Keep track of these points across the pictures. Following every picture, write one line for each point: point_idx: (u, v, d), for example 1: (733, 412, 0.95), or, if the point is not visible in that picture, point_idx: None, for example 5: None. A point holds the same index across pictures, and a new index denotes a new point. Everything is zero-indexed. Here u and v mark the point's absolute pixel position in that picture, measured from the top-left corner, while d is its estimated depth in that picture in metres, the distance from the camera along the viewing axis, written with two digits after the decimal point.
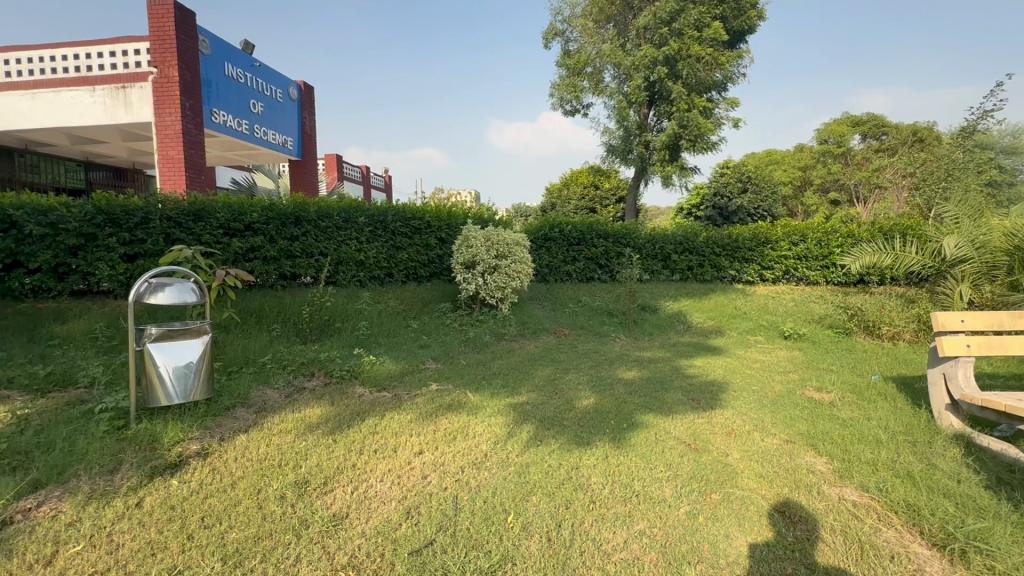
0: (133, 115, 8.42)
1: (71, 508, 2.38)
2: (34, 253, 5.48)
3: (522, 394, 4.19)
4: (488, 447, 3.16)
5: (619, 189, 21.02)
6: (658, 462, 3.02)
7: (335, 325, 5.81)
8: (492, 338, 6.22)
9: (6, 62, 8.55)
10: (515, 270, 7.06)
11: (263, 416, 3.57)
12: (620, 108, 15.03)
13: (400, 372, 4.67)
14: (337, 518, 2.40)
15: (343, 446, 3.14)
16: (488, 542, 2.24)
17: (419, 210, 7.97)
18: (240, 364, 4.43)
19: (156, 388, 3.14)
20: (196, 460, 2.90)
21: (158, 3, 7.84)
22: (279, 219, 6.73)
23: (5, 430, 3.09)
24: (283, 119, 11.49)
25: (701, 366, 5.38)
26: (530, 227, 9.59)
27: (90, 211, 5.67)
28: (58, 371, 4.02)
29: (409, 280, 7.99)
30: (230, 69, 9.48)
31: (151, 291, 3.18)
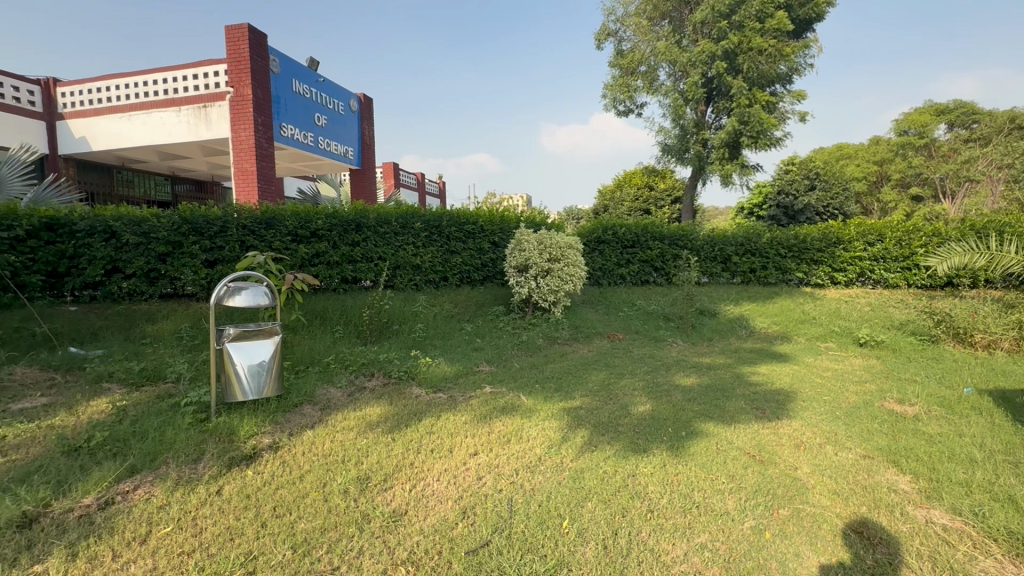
0: (212, 131, 9.14)
1: (162, 493, 2.61)
2: (130, 260, 6.11)
3: (576, 398, 4.16)
4: (542, 451, 3.16)
5: (674, 189, 20.41)
6: (719, 473, 2.89)
7: (393, 327, 6.03)
8: (545, 342, 6.20)
9: (111, 88, 9.59)
10: (568, 273, 7.02)
11: (327, 413, 3.75)
12: (676, 106, 14.61)
13: (455, 374, 4.76)
14: (396, 515, 2.48)
15: (401, 445, 3.25)
16: (544, 546, 2.24)
17: (472, 215, 8.11)
18: (306, 363, 4.68)
19: (233, 385, 3.38)
20: (268, 453, 3.10)
21: (234, 27, 8.50)
22: (341, 226, 7.06)
23: (106, 419, 3.44)
24: (344, 131, 12.05)
25: (765, 373, 5.11)
26: (583, 230, 9.51)
27: (177, 221, 6.22)
28: (149, 367, 4.43)
29: (463, 284, 8.14)
30: (297, 86, 10.08)
31: (230, 294, 3.44)
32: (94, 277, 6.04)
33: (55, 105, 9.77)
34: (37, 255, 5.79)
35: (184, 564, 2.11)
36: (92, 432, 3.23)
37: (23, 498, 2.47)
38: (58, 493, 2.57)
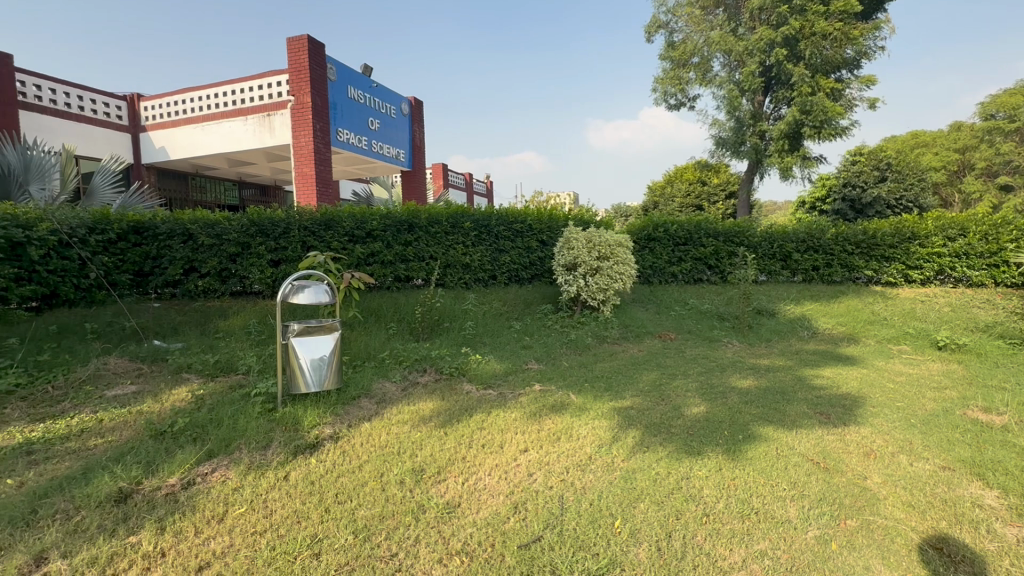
0: (276, 138, 9.69)
1: (236, 476, 2.82)
2: (205, 260, 6.60)
3: (627, 398, 4.10)
4: (592, 450, 3.15)
5: (728, 184, 19.64)
6: (779, 479, 2.78)
7: (444, 325, 6.17)
8: (594, 341, 6.15)
9: (188, 101, 10.38)
10: (617, 271, 6.93)
11: (383, 406, 3.90)
12: (731, 97, 14.03)
13: (504, 372, 4.81)
14: (450, 507, 2.55)
15: (453, 439, 3.33)
16: (596, 544, 2.23)
17: (521, 214, 8.15)
18: (363, 358, 4.88)
19: (297, 377, 3.59)
20: (329, 442, 3.27)
21: (295, 38, 8.98)
22: (395, 226, 7.29)
23: (186, 407, 3.75)
24: (397, 134, 12.42)
25: (830, 377, 4.83)
26: (633, 228, 9.33)
27: (246, 223, 6.66)
28: (223, 360, 4.77)
29: (511, 282, 8.20)
30: (352, 92, 10.50)
31: (294, 292, 3.64)
32: (174, 276, 6.55)
33: (139, 118, 10.72)
34: (126, 256, 6.35)
35: (257, 543, 2.27)
36: (175, 418, 3.52)
37: (119, 476, 2.74)
38: (147, 473, 2.83)
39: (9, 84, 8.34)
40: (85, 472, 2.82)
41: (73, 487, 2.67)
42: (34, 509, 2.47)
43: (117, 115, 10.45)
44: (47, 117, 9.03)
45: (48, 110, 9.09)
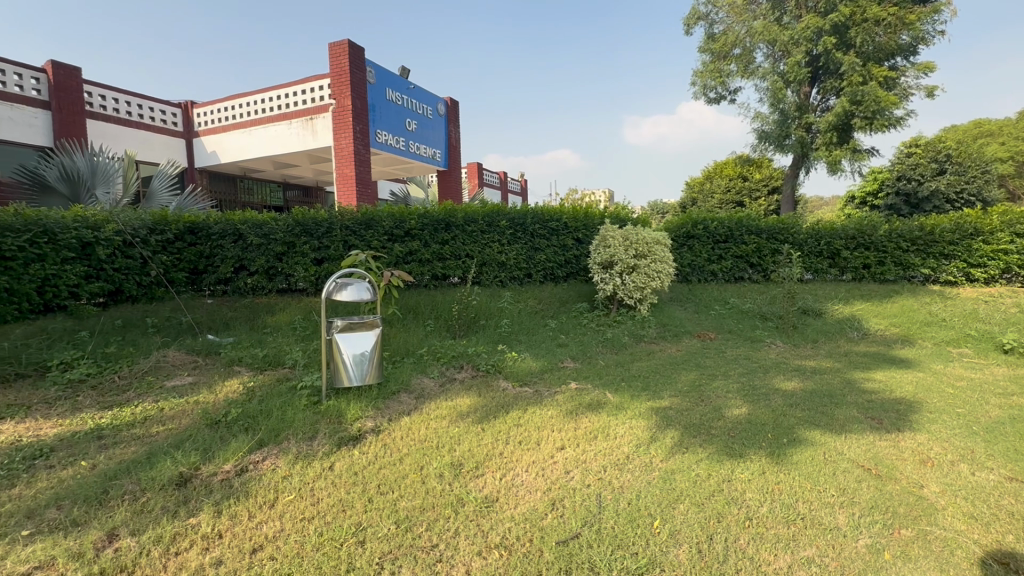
0: (318, 141, 10.02)
1: (285, 464, 2.95)
2: (254, 259, 6.92)
3: (665, 398, 4.03)
4: (630, 450, 3.12)
5: (771, 179, 18.93)
6: (827, 485, 2.68)
7: (480, 322, 6.23)
8: (631, 340, 6.07)
9: (238, 107, 10.89)
10: (655, 269, 6.81)
11: (422, 401, 4.00)
12: (775, 89, 13.52)
13: (540, 369, 4.83)
14: (488, 501, 2.59)
15: (490, 435, 3.38)
16: (635, 544, 2.22)
17: (557, 212, 8.13)
18: (402, 354, 5.01)
19: (341, 372, 3.71)
20: (371, 435, 3.38)
21: (337, 43, 9.27)
22: (432, 225, 7.42)
23: (238, 398, 3.95)
24: (433, 134, 12.61)
25: (882, 380, 4.60)
26: (670, 225, 9.14)
27: (292, 224, 6.94)
28: (271, 354, 5.00)
29: (547, 280, 8.19)
30: (390, 94, 10.74)
31: (338, 289, 3.77)
32: (225, 274, 6.90)
33: (192, 124, 11.33)
34: (182, 255, 6.75)
35: (306, 529, 2.37)
36: (228, 408, 3.72)
37: (180, 461, 2.92)
38: (204, 459, 3.00)
39: (76, 96, 9.15)
40: (149, 457, 3.03)
41: (139, 470, 2.87)
42: (106, 489, 2.67)
43: (173, 121, 11.08)
44: (110, 126, 9.74)
45: (112, 119, 9.80)
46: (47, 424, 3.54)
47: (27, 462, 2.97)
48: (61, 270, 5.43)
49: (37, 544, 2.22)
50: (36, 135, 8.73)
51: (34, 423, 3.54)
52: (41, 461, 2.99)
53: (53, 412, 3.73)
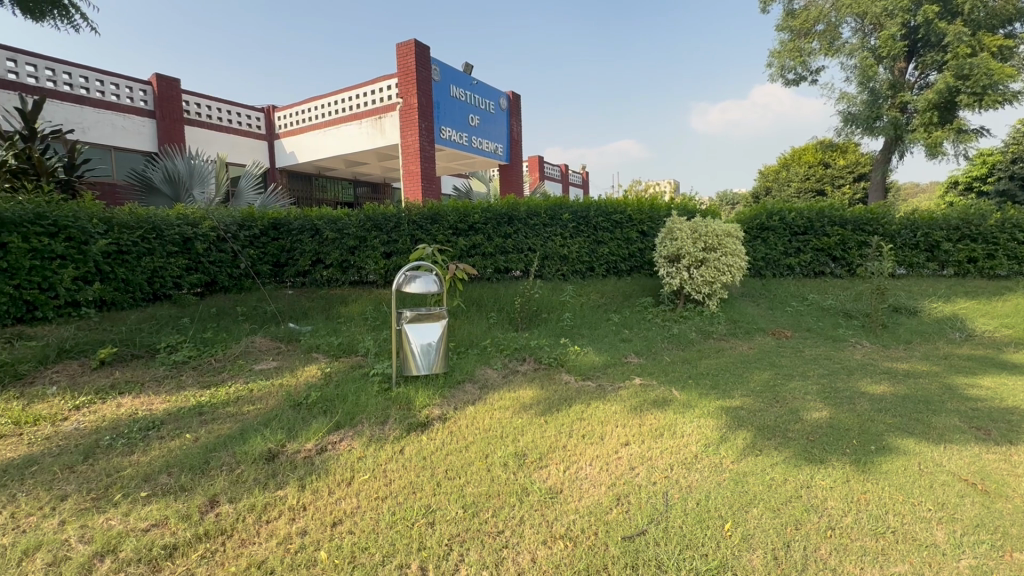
0: (386, 139, 10.45)
1: (360, 446, 3.14)
2: (329, 252, 7.35)
3: (735, 398, 3.86)
4: (697, 449, 3.02)
5: (857, 165, 17.28)
6: (923, 498, 2.46)
7: (542, 315, 6.25)
8: (699, 336, 5.85)
9: (313, 109, 11.57)
10: (725, 263, 6.52)
11: (486, 392, 4.09)
12: (864, 66, 12.40)
13: (603, 364, 4.78)
14: (552, 492, 2.61)
15: (553, 427, 3.40)
16: (704, 545, 2.16)
17: (621, 204, 7.99)
18: (467, 345, 5.14)
19: (409, 360, 3.88)
20: (438, 422, 3.51)
21: (404, 44, 9.62)
22: (495, 219, 7.53)
23: (317, 382, 4.25)
24: (496, 129, 12.74)
25: (992, 387, 4.12)
26: (742, 217, 8.60)
27: (363, 219, 7.30)
28: (345, 342, 5.31)
29: (609, 274, 8.06)
30: (454, 90, 10.98)
31: (407, 281, 3.92)
32: (304, 267, 7.38)
33: (274, 127, 12.18)
34: (267, 249, 7.32)
35: (380, 507, 2.51)
36: (309, 391, 4.01)
37: (268, 438, 3.19)
38: (289, 437, 3.26)
39: (175, 105, 10.15)
40: (242, 432, 3.32)
41: (234, 444, 3.16)
42: (207, 460, 2.96)
43: (257, 125, 11.96)
44: (204, 131, 10.71)
45: (206, 125, 10.76)
46: (157, 399, 3.99)
47: (143, 432, 3.37)
48: (166, 263, 6.11)
49: (153, 505, 2.51)
50: (144, 141, 9.80)
51: (147, 399, 4.00)
52: (154, 432, 3.38)
53: (161, 389, 4.18)
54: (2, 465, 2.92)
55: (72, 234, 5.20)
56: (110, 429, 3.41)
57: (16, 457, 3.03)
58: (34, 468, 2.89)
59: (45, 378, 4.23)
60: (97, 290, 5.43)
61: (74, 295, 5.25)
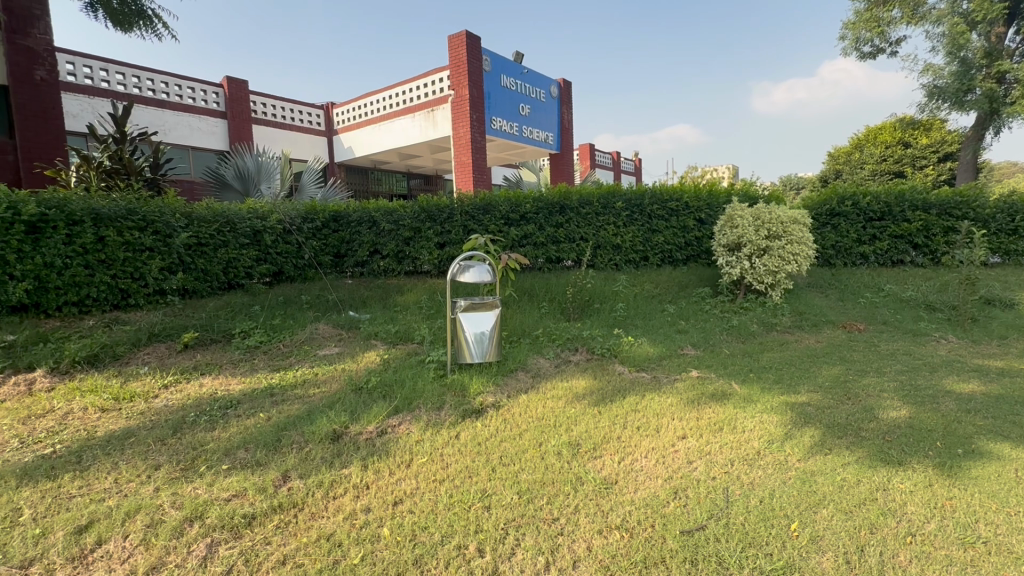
0: (438, 131, 10.63)
1: (418, 430, 3.25)
2: (386, 243, 7.59)
3: (802, 394, 3.66)
4: (760, 445, 2.90)
5: (943, 144, 15.92)
6: (1021, 507, 2.24)
7: (594, 305, 6.17)
8: (761, 328, 5.57)
9: (369, 104, 11.94)
10: (790, 251, 6.17)
11: (538, 380, 4.12)
12: (954, 34, 11.24)
13: (658, 355, 4.67)
14: (607, 483, 2.59)
15: (608, 418, 3.37)
16: (768, 544, 2.08)
17: (677, 192, 7.74)
18: (519, 335, 5.17)
19: (463, 348, 3.96)
20: (492, 410, 3.57)
21: (455, 36, 9.72)
22: (547, 209, 7.49)
23: (377, 368, 4.43)
24: (547, 118, 12.62)
25: None
26: (810, 202, 8.09)
27: (418, 211, 7.49)
28: (402, 330, 5.49)
29: (664, 264, 7.84)
30: (505, 80, 10.98)
31: (461, 271, 3.99)
32: (362, 257, 7.66)
33: (333, 123, 12.69)
34: (328, 241, 7.66)
35: (438, 489, 2.59)
36: (369, 376, 4.20)
37: (333, 419, 3.37)
38: (352, 419, 3.43)
39: (244, 106, 10.79)
40: (310, 413, 3.53)
41: (303, 424, 3.36)
42: (279, 438, 3.17)
43: (317, 122, 12.50)
44: (270, 129, 11.32)
45: (271, 123, 11.37)
46: (234, 380, 4.31)
47: (223, 410, 3.66)
48: (239, 254, 6.55)
49: (234, 477, 2.72)
50: (216, 141, 10.48)
51: (225, 380, 4.32)
52: (231, 411, 3.65)
53: (236, 371, 4.50)
54: (107, 435, 3.26)
55: (158, 228, 5.70)
56: (194, 407, 3.72)
57: (118, 428, 3.38)
58: (133, 439, 3.21)
59: (139, 359, 4.66)
60: (180, 280, 5.91)
61: (160, 284, 5.76)
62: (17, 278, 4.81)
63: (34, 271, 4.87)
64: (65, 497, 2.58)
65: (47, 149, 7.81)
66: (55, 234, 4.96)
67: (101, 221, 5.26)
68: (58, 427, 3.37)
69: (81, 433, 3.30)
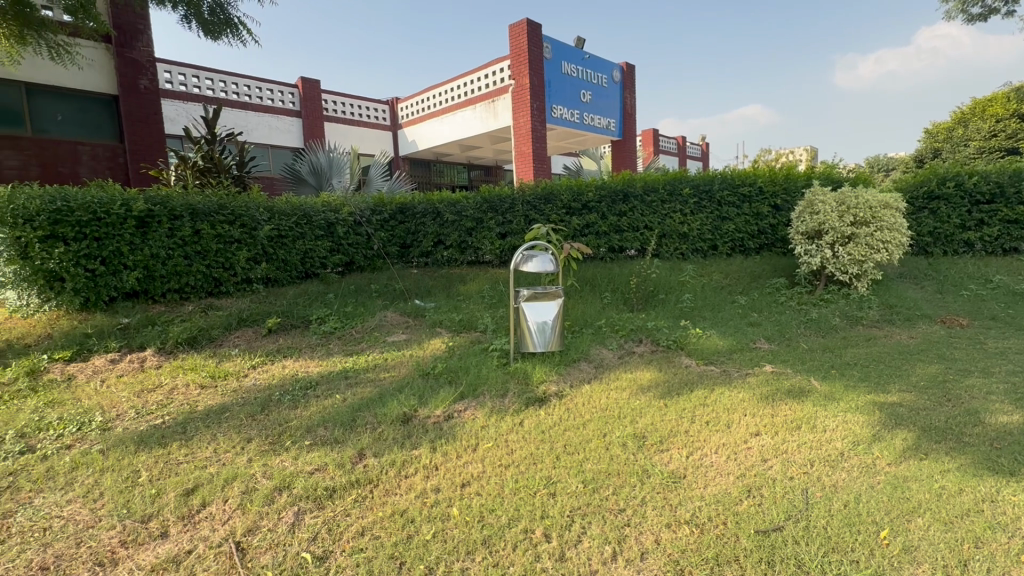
0: (499, 122, 10.69)
1: (483, 416, 3.33)
2: (449, 233, 7.77)
3: (892, 393, 3.38)
4: (844, 446, 2.71)
5: None
6: None
7: (659, 296, 6.00)
8: (844, 322, 5.17)
9: (432, 97, 12.22)
10: (880, 239, 5.68)
11: (602, 371, 4.08)
12: None
13: (728, 348, 4.47)
14: (675, 477, 2.54)
15: (675, 411, 3.28)
16: (854, 550, 1.96)
17: (750, 176, 7.33)
18: (581, 325, 5.14)
19: (526, 337, 4.00)
20: (555, 399, 3.59)
21: (516, 25, 9.70)
22: (610, 197, 7.34)
23: (442, 355, 4.57)
24: (609, 103, 12.31)
25: None
26: (903, 184, 7.37)
27: (480, 201, 7.61)
28: (465, 319, 5.62)
29: (735, 253, 7.47)
30: (566, 67, 10.82)
31: (524, 261, 4.00)
32: (427, 247, 7.88)
33: (397, 118, 13.11)
34: (395, 232, 7.96)
35: (504, 474, 2.64)
36: (435, 362, 4.34)
37: (404, 403, 3.53)
38: (421, 403, 3.57)
39: (317, 104, 11.40)
40: (381, 396, 3.71)
41: (375, 406, 3.54)
42: (354, 418, 3.37)
43: (383, 117, 12.97)
44: (339, 125, 11.88)
45: (341, 120, 11.93)
46: (313, 363, 4.61)
47: (304, 391, 3.94)
48: (315, 245, 6.97)
49: (315, 452, 2.93)
50: (292, 138, 11.15)
51: (304, 362, 4.64)
52: (311, 391, 3.92)
53: (314, 355, 4.82)
54: (206, 409, 3.62)
55: (245, 222, 6.18)
56: (279, 386, 4.03)
57: (215, 404, 3.73)
58: (228, 413, 3.54)
59: (230, 341, 5.10)
60: (264, 269, 6.39)
61: (247, 273, 6.25)
62: (129, 267, 5.40)
63: (143, 261, 5.45)
64: (175, 462, 2.90)
65: (150, 151, 8.67)
66: (160, 228, 5.52)
67: (197, 216, 5.79)
68: (166, 401, 3.78)
69: (184, 407, 3.68)
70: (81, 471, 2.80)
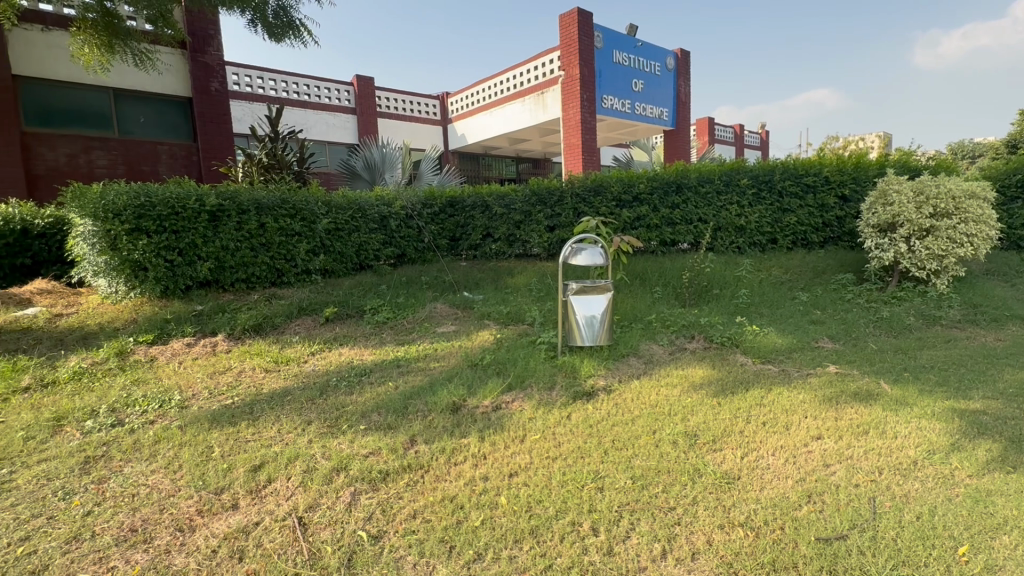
0: (548, 113, 10.62)
1: (531, 408, 3.35)
2: (497, 226, 7.82)
3: (975, 400, 3.11)
4: (917, 454, 2.53)
5: None
6: None
7: (713, 291, 5.79)
8: (919, 322, 4.80)
9: (481, 91, 12.30)
10: (964, 232, 5.21)
11: (651, 367, 4.00)
12: None
13: (787, 347, 4.27)
14: (729, 478, 2.45)
15: (729, 410, 3.17)
16: (928, 565, 1.83)
17: (815, 165, 6.93)
18: (631, 319, 5.05)
19: (573, 330, 3.98)
20: (603, 394, 3.55)
21: (567, 14, 9.58)
22: (662, 188, 7.14)
23: (491, 346, 4.63)
24: (662, 92, 11.94)
25: None
26: (993, 172, 6.72)
27: (529, 194, 7.61)
28: (513, 311, 5.65)
29: (796, 246, 7.10)
30: (618, 56, 10.58)
31: (573, 253, 3.97)
32: (475, 240, 7.97)
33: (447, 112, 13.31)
34: (445, 225, 8.10)
35: (551, 466, 2.66)
36: (483, 354, 4.40)
37: (453, 392, 3.61)
38: (470, 393, 3.64)
39: (370, 101, 11.75)
40: (432, 385, 3.81)
41: (426, 395, 3.64)
42: (406, 406, 3.48)
43: (433, 112, 13.20)
44: (391, 120, 12.20)
45: (393, 115, 12.24)
46: (367, 351, 4.80)
47: (359, 377, 4.10)
48: (369, 238, 7.21)
49: (370, 437, 3.06)
50: (348, 135, 11.56)
51: (359, 350, 4.83)
52: (365, 378, 4.09)
53: (368, 344, 5.01)
54: (270, 392, 3.85)
55: (305, 215, 6.50)
56: (336, 373, 4.22)
57: (278, 387, 3.97)
58: (290, 396, 3.75)
59: (291, 328, 5.39)
60: (322, 261, 6.69)
61: (307, 264, 6.56)
62: (202, 258, 5.81)
63: (215, 253, 5.85)
64: (243, 440, 3.11)
65: (220, 150, 9.25)
66: (229, 221, 5.90)
67: (261, 210, 6.14)
68: (235, 383, 4.06)
69: (251, 389, 3.93)
70: (163, 444, 3.06)
